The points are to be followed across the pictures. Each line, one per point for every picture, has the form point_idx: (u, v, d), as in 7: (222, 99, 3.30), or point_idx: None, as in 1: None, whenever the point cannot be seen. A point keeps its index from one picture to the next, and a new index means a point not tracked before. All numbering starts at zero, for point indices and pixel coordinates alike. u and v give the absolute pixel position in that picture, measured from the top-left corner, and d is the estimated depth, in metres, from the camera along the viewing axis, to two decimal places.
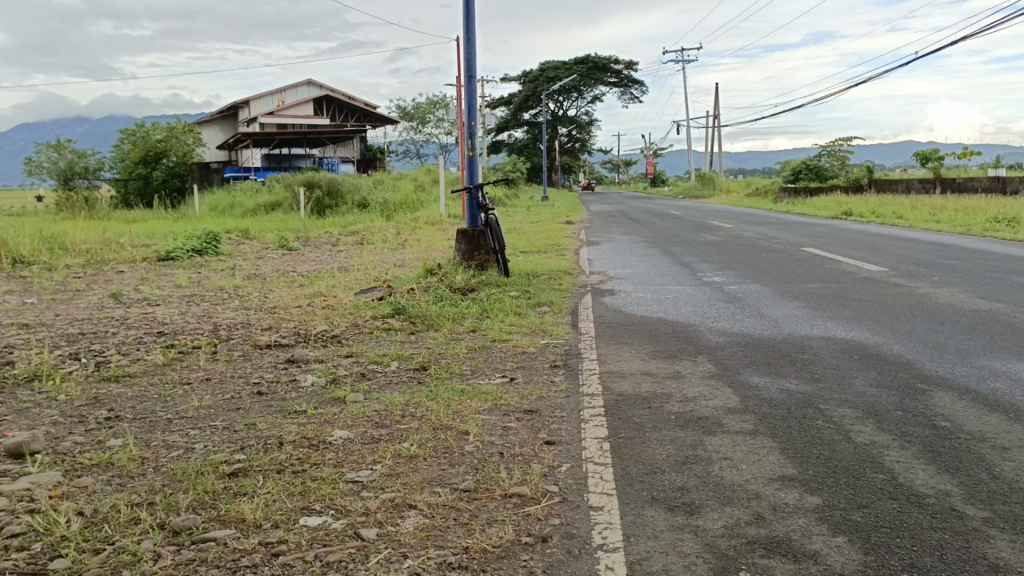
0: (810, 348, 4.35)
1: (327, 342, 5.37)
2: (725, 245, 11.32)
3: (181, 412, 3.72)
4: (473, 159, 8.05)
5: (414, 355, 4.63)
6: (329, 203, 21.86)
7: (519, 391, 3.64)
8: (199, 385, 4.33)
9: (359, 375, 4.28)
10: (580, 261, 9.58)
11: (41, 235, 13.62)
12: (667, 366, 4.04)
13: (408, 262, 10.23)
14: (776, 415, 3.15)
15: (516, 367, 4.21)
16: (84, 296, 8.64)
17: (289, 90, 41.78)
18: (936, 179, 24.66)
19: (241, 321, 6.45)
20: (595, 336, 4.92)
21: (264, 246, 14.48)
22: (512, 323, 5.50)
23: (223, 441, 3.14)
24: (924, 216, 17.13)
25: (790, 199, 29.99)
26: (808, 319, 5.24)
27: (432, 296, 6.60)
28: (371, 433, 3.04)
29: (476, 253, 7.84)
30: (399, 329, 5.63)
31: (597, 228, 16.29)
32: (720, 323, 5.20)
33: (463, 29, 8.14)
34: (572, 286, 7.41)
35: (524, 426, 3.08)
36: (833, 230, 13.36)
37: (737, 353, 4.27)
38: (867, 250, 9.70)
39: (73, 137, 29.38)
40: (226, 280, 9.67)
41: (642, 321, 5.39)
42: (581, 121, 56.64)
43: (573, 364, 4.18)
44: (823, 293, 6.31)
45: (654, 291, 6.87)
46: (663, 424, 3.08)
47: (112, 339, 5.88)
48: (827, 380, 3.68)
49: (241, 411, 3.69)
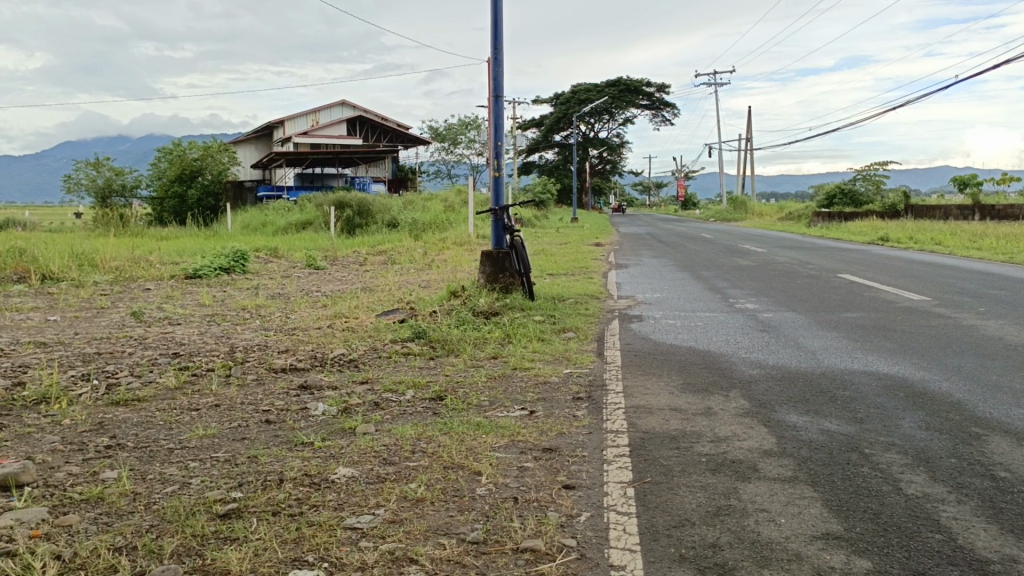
0: (850, 384, 4.06)
1: (343, 367, 5.21)
2: (758, 269, 11.00)
3: (184, 441, 3.59)
4: (499, 180, 7.89)
5: (431, 383, 4.42)
6: (358, 222, 21.89)
7: (537, 426, 3.42)
8: (208, 412, 4.20)
9: (372, 404, 4.08)
10: (608, 285, 9.36)
11: (72, 251, 13.75)
12: (697, 401, 3.79)
13: (433, 283, 10.10)
14: (816, 460, 2.88)
15: (537, 399, 3.98)
16: (106, 314, 8.61)
17: (323, 111, 42.18)
18: (975, 204, 24.04)
19: (260, 342, 6.34)
20: (622, 366, 4.69)
21: (291, 265, 14.45)
22: (535, 349, 5.28)
23: (223, 475, 2.99)
24: (963, 242, 16.64)
25: (825, 223, 29.50)
26: (847, 351, 4.94)
27: (454, 320, 6.42)
28: (377, 470, 2.85)
29: (501, 275, 7.64)
30: (417, 353, 5.45)
31: (626, 251, 16.13)
32: (754, 354, 4.92)
33: (490, 48, 8.01)
34: (599, 311, 7.19)
35: (541, 466, 2.86)
36: (869, 256, 12.98)
37: (771, 388, 4.01)
38: (906, 278, 9.35)
39: (111, 155, 29.95)
40: (249, 300, 9.60)
41: (671, 351, 5.14)
42: (612, 143, 56.59)
43: (596, 397, 3.95)
44: (863, 324, 6.00)
45: (684, 318, 6.61)
46: (693, 468, 2.84)
47: (127, 360, 5.80)
48: (871, 421, 3.39)
49: (246, 442, 3.54)
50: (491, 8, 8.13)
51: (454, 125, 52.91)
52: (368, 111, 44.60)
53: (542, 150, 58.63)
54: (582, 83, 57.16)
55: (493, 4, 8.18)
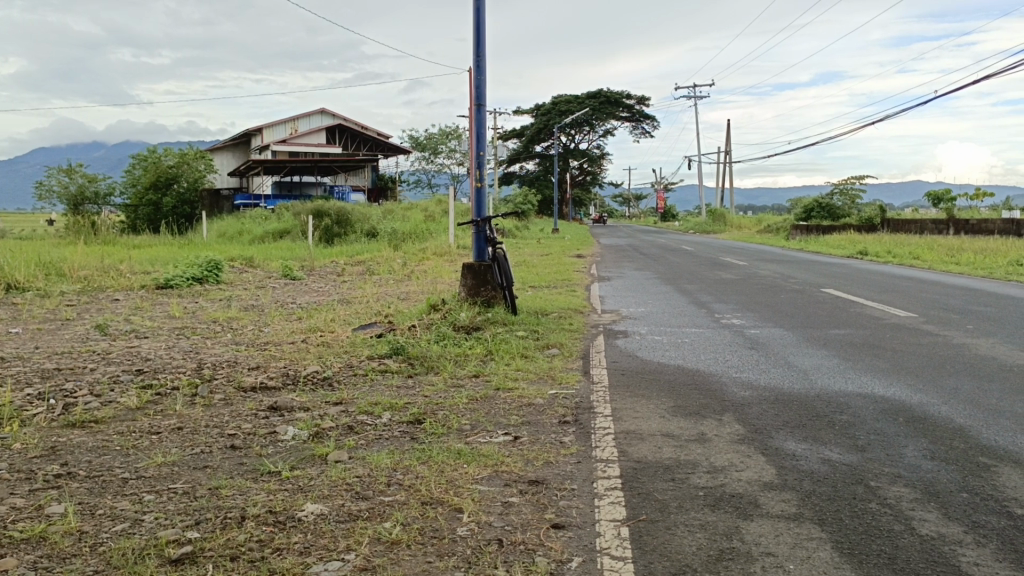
0: (847, 408, 3.89)
1: (317, 386, 4.97)
2: (741, 283, 10.87)
3: (140, 470, 3.34)
4: (481, 191, 7.69)
5: (410, 405, 4.19)
6: (337, 231, 21.62)
7: (522, 454, 3.20)
8: (170, 435, 3.95)
9: (346, 427, 3.85)
10: (591, 298, 9.20)
11: (39, 260, 13.34)
12: (690, 426, 3.60)
13: (413, 295, 9.87)
14: (821, 495, 2.69)
15: (521, 423, 3.76)
16: (71, 326, 8.28)
17: (302, 118, 41.73)
18: (950, 219, 24.27)
19: (230, 358, 6.06)
20: (609, 386, 4.49)
21: (267, 275, 14.14)
22: (518, 368, 5.07)
23: (179, 511, 2.76)
24: (941, 257, 16.71)
25: (804, 235, 29.63)
26: (840, 371, 4.78)
27: (434, 335, 6.19)
28: (349, 507, 2.62)
29: (483, 288, 7.42)
30: (395, 371, 5.22)
31: (607, 262, 15.98)
32: (745, 374, 4.75)
33: (472, 56, 7.85)
34: (583, 326, 6.99)
35: (528, 501, 2.65)
36: (852, 270, 12.92)
37: (766, 412, 3.83)
38: (889, 293, 9.29)
39: (83, 161, 29.55)
40: (221, 312, 9.30)
41: (660, 369, 4.95)
42: (592, 154, 56.71)
43: (584, 421, 3.74)
44: (852, 342, 5.86)
45: (670, 334, 6.43)
46: (691, 503, 2.63)
47: (88, 377, 5.52)
48: (873, 449, 3.21)
49: (209, 471, 3.31)
50: (473, 15, 7.96)
51: (435, 134, 52.77)
52: (348, 120, 44.30)
53: (522, 160, 58.63)
54: (562, 95, 57.25)
55: (476, 12, 8.01)
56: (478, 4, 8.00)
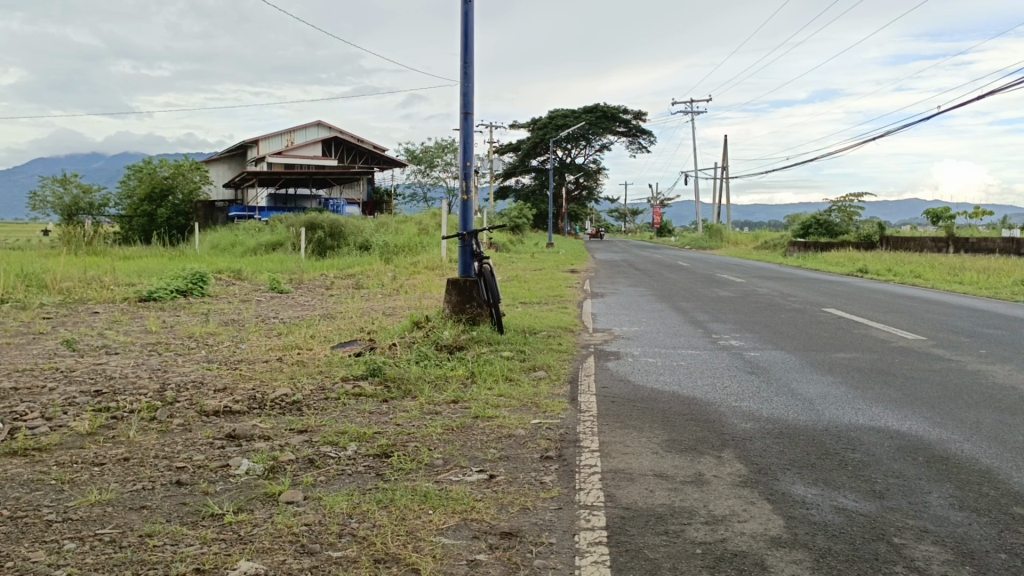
0: (858, 444, 3.54)
1: (285, 410, 4.61)
2: (740, 301, 10.54)
3: (68, 511, 2.97)
4: (469, 203, 7.36)
5: (378, 435, 3.83)
6: (329, 244, 21.28)
7: (496, 497, 2.86)
8: (113, 467, 3.57)
9: (306, 461, 3.49)
10: (584, 315, 8.87)
11: (21, 271, 13.00)
12: (686, 464, 3.24)
13: (399, 311, 9.52)
14: (837, 554, 2.33)
15: (498, 458, 3.41)
16: (41, 341, 7.90)
17: (299, 131, 41.35)
18: (949, 237, 23.94)
19: (196, 379, 5.68)
20: (598, 415, 4.14)
21: (254, 288, 13.78)
22: (500, 393, 4.71)
23: (97, 566, 2.39)
24: (943, 276, 16.40)
25: (802, 252, 29.32)
26: (848, 401, 4.43)
27: (414, 355, 5.84)
28: (290, 565, 2.28)
29: (468, 305, 7.08)
30: (370, 395, 4.86)
31: (602, 278, 15.68)
32: (745, 403, 4.39)
33: (459, 63, 7.56)
34: (573, 346, 6.64)
35: (496, 559, 2.30)
36: (852, 289, 12.63)
37: (770, 448, 3.48)
38: (894, 313, 8.99)
39: (79, 171, 29.12)
40: (200, 326, 8.92)
41: (654, 397, 4.59)
42: (589, 168, 56.54)
43: (568, 457, 3.39)
44: (859, 367, 5.51)
45: (664, 357, 6.08)
46: (687, 564, 2.27)
47: (44, 397, 5.15)
48: (893, 496, 2.87)
49: (145, 512, 2.94)
50: (461, 20, 7.67)
51: (431, 147, 52.56)
52: (344, 132, 44.07)
53: (519, 174, 58.46)
54: (559, 109, 57.20)
55: (464, 17, 7.73)
56: (466, 9, 7.72)
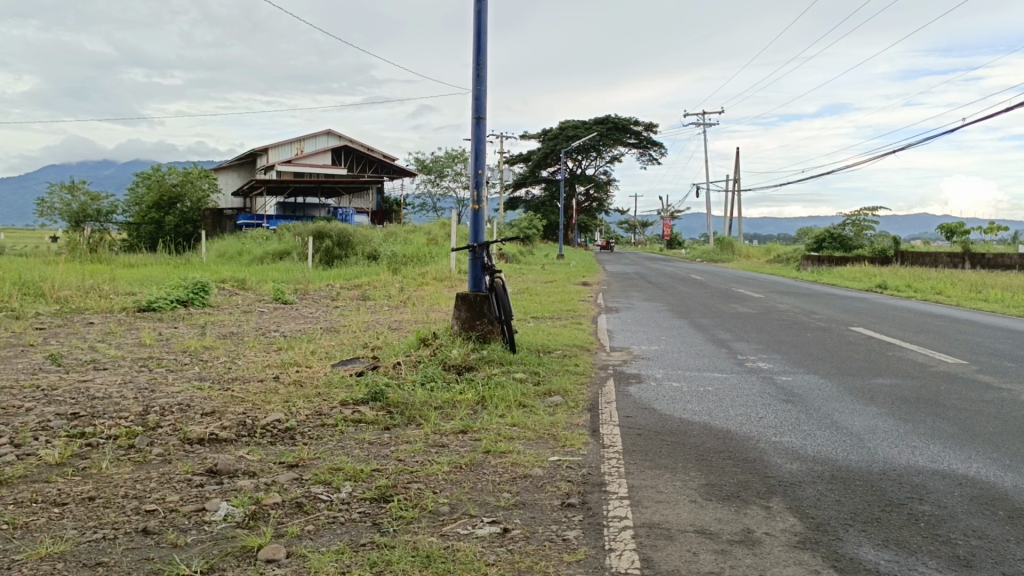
0: (925, 493, 3.08)
1: (276, 440, 4.18)
2: (762, 318, 10.08)
3: (12, 568, 2.53)
4: (479, 213, 6.92)
5: (377, 474, 3.40)
6: (337, 254, 20.91)
7: (512, 559, 2.43)
8: (74, 510, 3.13)
9: (294, 505, 3.06)
10: (599, 332, 8.43)
11: (19, 279, 12.65)
12: (730, 518, 2.78)
13: (405, 325, 9.13)
14: None
15: (513, 505, 2.97)
16: (29, 354, 7.50)
17: (308, 140, 41.62)
18: (966, 252, 23.46)
19: (184, 400, 5.23)
20: (624, 451, 3.69)
21: (258, 299, 13.37)
22: (514, 423, 4.26)
23: None
24: (965, 293, 15.91)
25: (816, 266, 28.82)
26: (902, 437, 3.96)
27: (419, 376, 5.40)
28: None
29: (478, 322, 6.65)
30: (371, 422, 4.44)
31: (614, 291, 15.28)
32: (785, 438, 3.93)
33: (471, 65, 7.18)
34: (590, 368, 6.17)
35: None
36: (876, 305, 12.15)
37: (825, 496, 3.02)
38: (926, 332, 8.52)
39: (87, 178, 28.21)
40: (196, 340, 8.51)
41: (684, 429, 4.14)
42: (599, 180, 56.20)
43: (594, 504, 2.95)
44: (903, 396, 5.04)
45: (689, 381, 5.62)
46: None
47: (18, 419, 4.74)
48: (983, 564, 2.41)
49: (99, 572, 2.51)
50: (474, 20, 7.27)
51: (441, 157, 52.26)
52: (355, 141, 43.85)
53: (529, 185, 58.15)
54: (569, 120, 56.85)
55: (477, 17, 7.33)
56: (480, 7, 7.32)
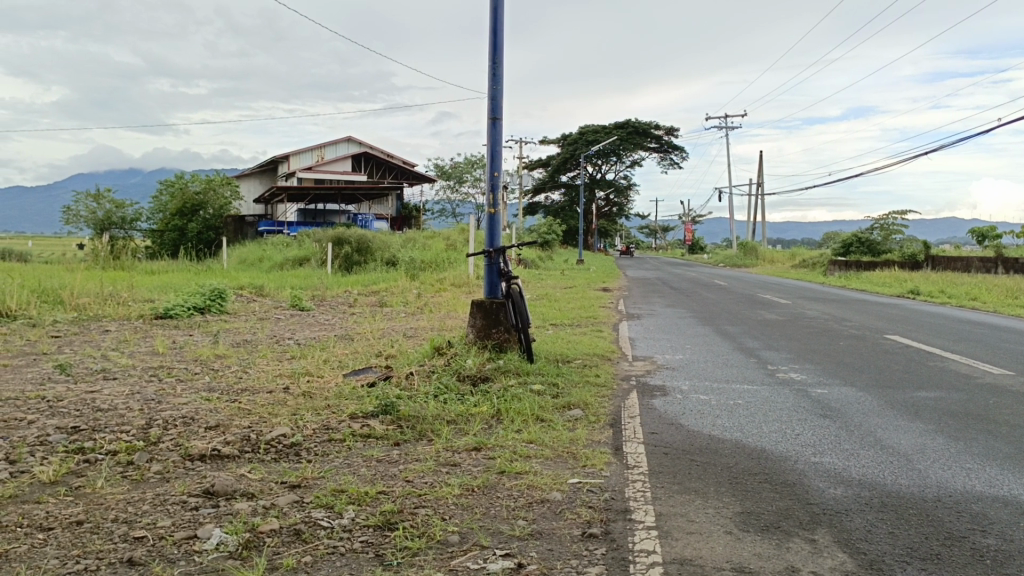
0: (990, 524, 2.77)
1: (279, 457, 3.95)
2: (790, 325, 9.73)
3: None
4: (495, 217, 6.66)
5: (383, 496, 3.16)
6: (356, 259, 20.75)
7: None
8: (59, 536, 2.92)
9: (292, 532, 2.82)
10: (620, 340, 8.15)
11: (38, 286, 12.58)
12: (771, 553, 2.51)
13: (421, 333, 8.89)
14: None
15: (529, 535, 2.71)
16: (40, 363, 7.35)
17: (329, 146, 41.24)
18: (998, 257, 22.81)
19: (189, 413, 5.02)
20: (652, 473, 3.41)
21: (275, 306, 13.20)
22: (530, 440, 4.00)
23: None
24: (1000, 299, 15.36)
25: (843, 272, 28.25)
26: (954, 458, 3.65)
27: (432, 387, 5.16)
28: None
29: (494, 330, 6.39)
30: (380, 437, 4.20)
31: (636, 297, 14.95)
32: (827, 459, 3.63)
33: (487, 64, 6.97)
34: (611, 378, 5.90)
35: None
36: (909, 312, 11.71)
37: (877, 527, 2.73)
38: (966, 341, 8.13)
39: (112, 186, 28.57)
40: (210, 348, 8.33)
41: (715, 448, 3.85)
42: (620, 184, 55.77)
43: (618, 534, 2.69)
44: (950, 411, 4.71)
45: (717, 393, 5.33)
46: None
47: (17, 433, 4.55)
48: None
49: None
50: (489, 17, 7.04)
51: (461, 163, 52.15)
52: (375, 147, 43.84)
53: (549, 190, 57.90)
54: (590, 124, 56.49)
55: (494, 14, 7.09)
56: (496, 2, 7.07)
